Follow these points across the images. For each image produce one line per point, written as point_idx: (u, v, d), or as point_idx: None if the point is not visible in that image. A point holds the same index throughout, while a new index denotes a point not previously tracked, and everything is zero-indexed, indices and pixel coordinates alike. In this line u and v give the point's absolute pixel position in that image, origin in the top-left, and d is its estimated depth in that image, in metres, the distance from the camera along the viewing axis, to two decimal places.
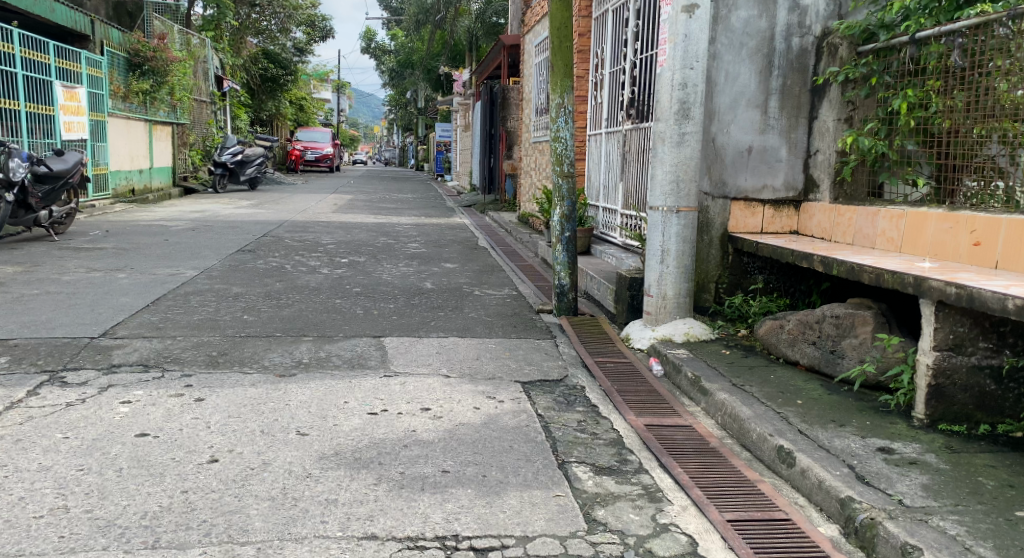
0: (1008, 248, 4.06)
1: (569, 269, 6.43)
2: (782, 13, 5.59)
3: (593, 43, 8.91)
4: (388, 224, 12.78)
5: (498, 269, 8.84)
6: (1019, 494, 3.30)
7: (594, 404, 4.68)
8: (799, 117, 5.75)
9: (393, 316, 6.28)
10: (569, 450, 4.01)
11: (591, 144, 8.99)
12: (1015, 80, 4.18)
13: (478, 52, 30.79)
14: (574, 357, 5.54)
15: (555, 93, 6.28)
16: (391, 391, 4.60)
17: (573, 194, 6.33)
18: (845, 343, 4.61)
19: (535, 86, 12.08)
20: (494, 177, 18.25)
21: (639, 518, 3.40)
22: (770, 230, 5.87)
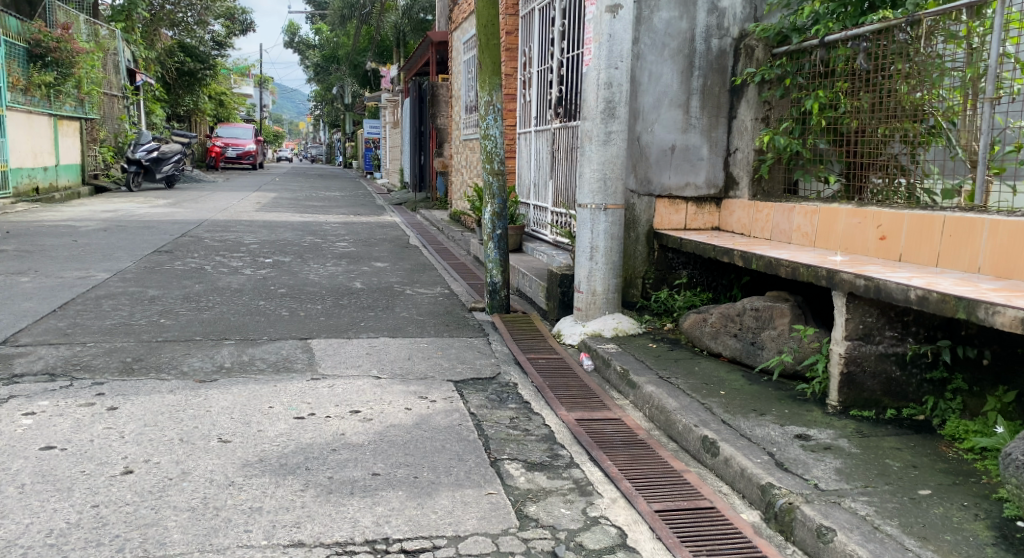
0: (911, 241, 4.27)
1: (500, 267, 6.49)
2: (701, 15, 5.74)
3: (521, 41, 8.97)
4: (315, 222, 12.65)
5: (430, 267, 8.86)
6: (923, 473, 3.50)
7: (526, 401, 4.76)
8: (719, 116, 5.92)
9: (321, 317, 6.25)
10: (502, 447, 4.08)
11: (520, 142, 9.09)
12: (914, 83, 4.40)
13: (405, 48, 30.63)
14: (507, 354, 5.61)
15: (483, 91, 6.32)
16: (318, 394, 4.60)
17: (504, 192, 6.40)
18: (764, 335, 4.80)
19: (464, 84, 12.09)
20: (425, 175, 18.25)
21: (570, 513, 3.49)
22: (693, 227, 6.05)
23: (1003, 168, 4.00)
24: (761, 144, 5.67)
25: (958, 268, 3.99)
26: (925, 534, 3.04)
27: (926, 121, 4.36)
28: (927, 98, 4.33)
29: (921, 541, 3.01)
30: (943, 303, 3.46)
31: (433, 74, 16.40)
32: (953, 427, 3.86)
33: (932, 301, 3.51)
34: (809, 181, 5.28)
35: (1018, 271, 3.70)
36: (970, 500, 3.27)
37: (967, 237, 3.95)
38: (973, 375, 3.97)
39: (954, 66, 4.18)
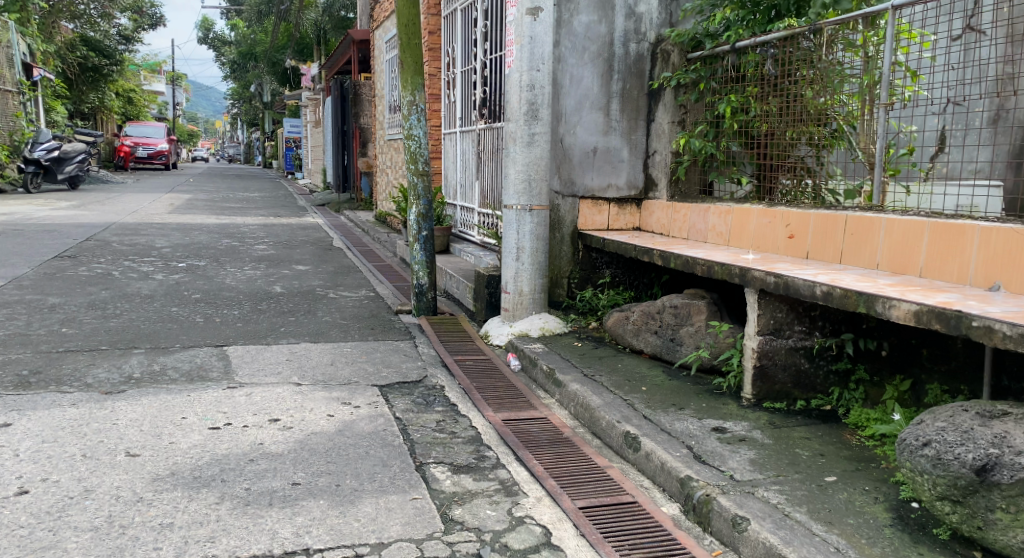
0: (817, 240, 4.46)
1: (426, 269, 6.50)
2: (619, 19, 5.85)
3: (444, 42, 8.97)
4: (232, 224, 12.40)
5: (354, 269, 8.80)
6: (829, 461, 3.68)
7: (453, 403, 4.79)
8: (638, 119, 6.05)
9: (238, 323, 6.16)
10: (427, 451, 4.10)
11: (445, 143, 9.12)
12: (818, 88, 4.59)
13: (326, 46, 30.26)
14: (433, 357, 5.63)
15: (406, 91, 6.31)
16: (235, 403, 4.54)
17: (428, 193, 6.41)
18: (683, 331, 4.94)
19: (387, 84, 12.03)
20: (349, 175, 18.09)
21: (496, 514, 3.54)
22: (615, 227, 6.17)
23: (897, 169, 4.29)
24: (678, 146, 5.84)
25: (860, 264, 4.20)
26: (831, 519, 3.20)
27: (828, 125, 4.56)
28: (829, 103, 4.53)
29: (827, 526, 3.16)
30: (846, 298, 3.63)
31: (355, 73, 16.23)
32: (856, 416, 4.06)
33: (836, 297, 3.68)
34: (723, 182, 5.47)
35: (912, 266, 3.92)
36: (871, 484, 3.45)
37: (867, 236, 4.15)
38: (874, 366, 4.19)
39: (853, 73, 4.41)
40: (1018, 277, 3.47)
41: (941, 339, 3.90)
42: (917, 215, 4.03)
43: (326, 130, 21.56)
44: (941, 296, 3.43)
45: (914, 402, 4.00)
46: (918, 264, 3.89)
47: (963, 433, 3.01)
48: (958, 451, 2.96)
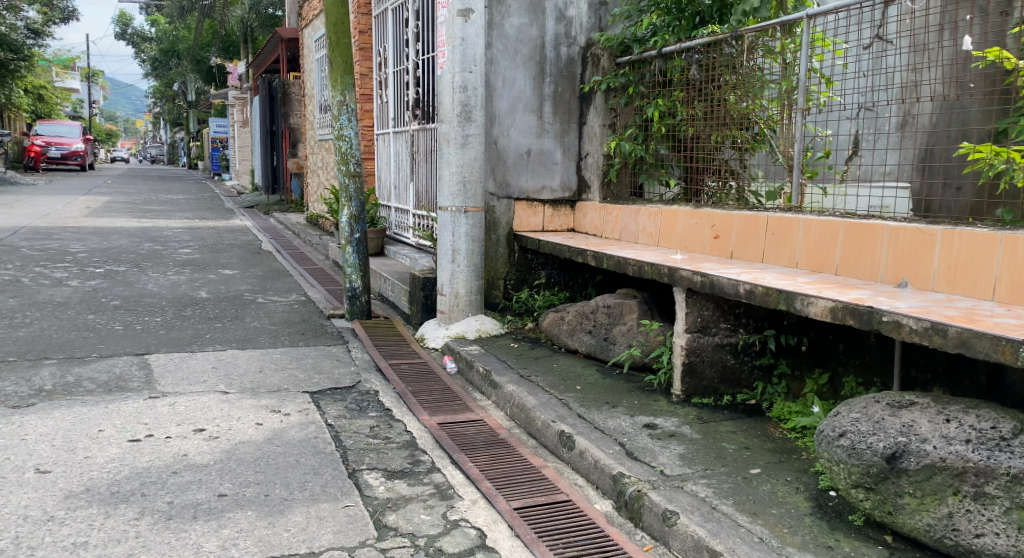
0: (740, 240, 4.60)
1: (359, 272, 6.46)
2: (550, 23, 5.94)
3: (375, 41, 8.92)
4: (154, 228, 12.10)
5: (285, 273, 8.70)
6: (754, 453, 3.81)
7: (387, 408, 4.79)
8: (570, 122, 6.13)
9: (160, 331, 6.03)
10: (361, 457, 4.10)
11: (377, 144, 9.09)
12: (740, 93, 4.76)
13: (254, 44, 29.75)
14: (368, 361, 5.61)
15: (335, 90, 6.29)
16: (157, 414, 4.46)
17: (360, 195, 6.38)
18: (616, 330, 5.04)
19: (317, 83, 11.91)
20: (279, 176, 17.84)
21: (430, 518, 3.56)
22: (550, 229, 6.24)
23: (815, 171, 4.45)
24: (610, 149, 5.97)
25: (780, 263, 4.35)
26: (755, 510, 3.31)
27: (751, 129, 4.72)
28: (751, 108, 4.70)
29: (751, 517, 3.27)
30: (768, 297, 3.76)
31: (285, 72, 16.01)
32: (779, 410, 4.22)
33: (759, 295, 3.81)
34: (653, 184, 5.62)
35: (829, 265, 4.08)
36: (793, 475, 3.59)
37: (786, 235, 4.31)
38: (795, 361, 4.36)
39: (773, 78, 4.57)
40: (924, 274, 3.65)
41: (856, 334, 4.08)
42: (833, 216, 4.20)
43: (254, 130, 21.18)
44: (855, 293, 3.58)
45: (833, 394, 4.17)
46: (834, 262, 4.05)
47: (875, 423, 3.16)
48: (871, 440, 3.10)
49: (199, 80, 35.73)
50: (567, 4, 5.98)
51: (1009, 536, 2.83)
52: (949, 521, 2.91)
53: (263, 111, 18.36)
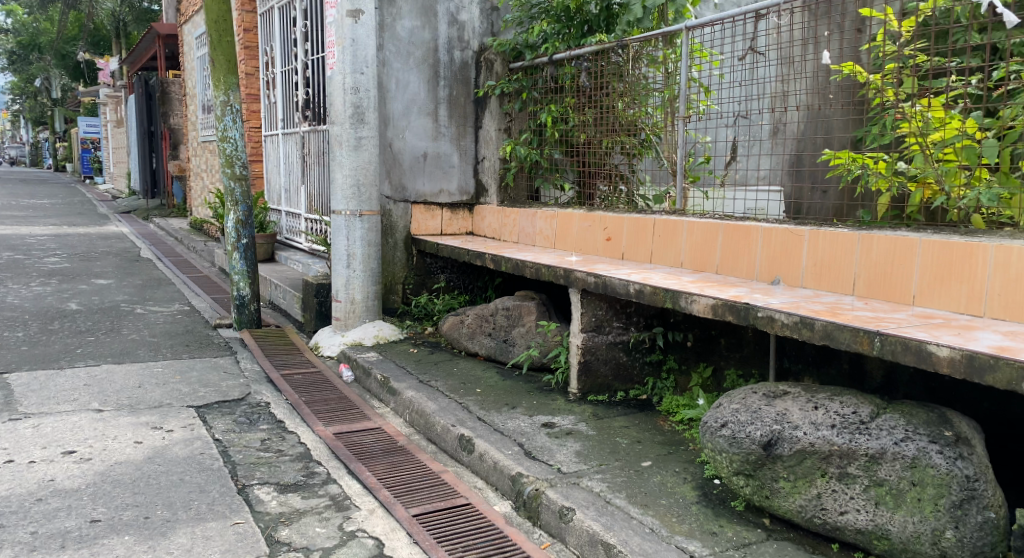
0: (630, 242, 4.77)
1: (248, 279, 6.32)
2: (443, 27, 5.99)
3: (262, 40, 8.75)
4: (16, 236, 11.48)
5: (167, 282, 8.44)
6: (646, 447, 3.98)
7: (280, 420, 4.75)
8: (466, 126, 6.20)
9: (23, 347, 5.77)
10: (251, 472, 4.07)
11: (265, 145, 8.92)
12: (627, 101, 4.94)
13: (130, 40, 28.58)
14: (259, 372, 5.52)
15: (218, 90, 6.15)
16: (21, 437, 4.28)
17: (247, 199, 6.26)
18: (515, 332, 5.15)
19: (198, 81, 11.56)
20: (158, 179, 17.23)
21: (325, 531, 3.56)
22: (449, 232, 6.31)
23: (697, 176, 4.72)
24: (504, 154, 6.14)
25: (667, 263, 4.54)
26: (645, 501, 3.47)
27: (639, 135, 4.92)
28: (638, 115, 4.90)
29: (643, 508, 3.42)
30: (655, 295, 3.94)
31: (162, 70, 15.41)
32: (668, 403, 4.40)
33: (647, 294, 3.98)
34: (548, 188, 5.74)
35: (709, 264, 4.30)
36: (681, 466, 3.79)
37: (671, 237, 4.51)
38: (681, 356, 4.54)
39: (656, 87, 4.77)
40: (794, 272, 3.93)
41: (734, 329, 4.27)
42: (713, 218, 4.42)
43: (129, 129, 20.33)
44: (733, 290, 3.81)
45: (716, 387, 4.35)
46: (714, 262, 4.27)
47: (753, 412, 3.36)
48: (749, 429, 3.30)
49: (69, 76, 33.87)
50: (458, 8, 6.05)
51: (868, 512, 3.04)
52: (818, 501, 3.14)
53: (140, 111, 17.59)
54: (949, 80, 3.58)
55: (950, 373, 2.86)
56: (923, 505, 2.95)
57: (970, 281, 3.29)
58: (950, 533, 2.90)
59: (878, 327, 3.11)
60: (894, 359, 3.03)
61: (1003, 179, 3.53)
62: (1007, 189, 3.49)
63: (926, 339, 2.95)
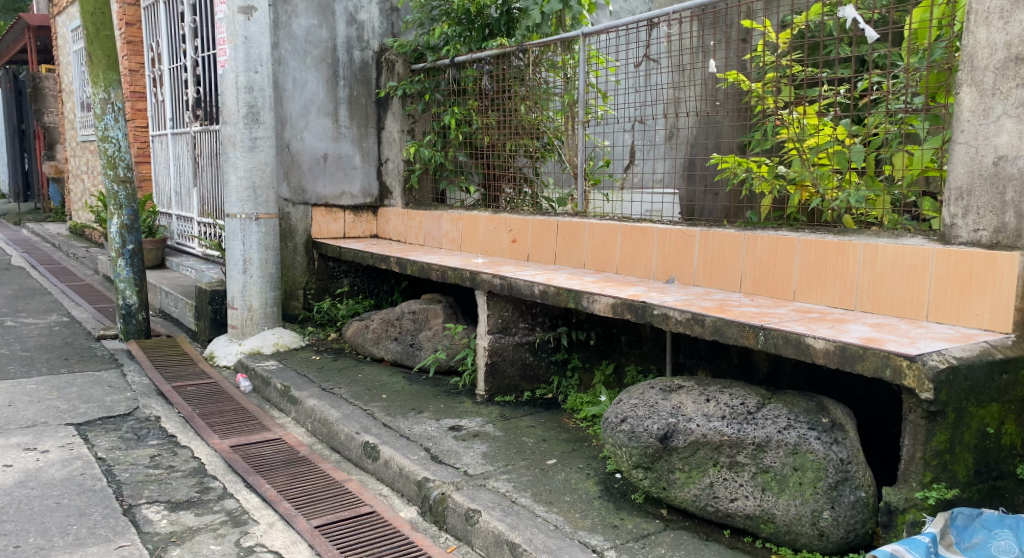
0: (535, 243, 4.84)
1: (134, 287, 6.07)
2: (341, 26, 5.94)
3: (146, 35, 8.34)
4: None
5: (43, 292, 8.01)
6: (551, 445, 4.07)
7: (171, 435, 4.60)
8: (368, 127, 6.17)
9: None
10: (138, 491, 3.94)
11: (152, 145, 8.57)
12: (529, 104, 5.07)
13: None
14: (149, 385, 5.32)
15: (98, 87, 5.89)
16: None
17: (132, 202, 6.02)
18: (421, 336, 5.16)
19: (76, 76, 11.02)
20: (31, 180, 16.32)
21: (220, 548, 3.49)
22: (352, 235, 6.25)
23: (598, 179, 4.79)
24: (408, 156, 6.04)
25: (570, 264, 4.64)
26: (550, 499, 3.55)
27: (541, 138, 5.06)
28: (540, 118, 5.03)
29: (547, 506, 3.50)
30: (559, 295, 4.03)
31: (32, 64, 14.53)
32: (573, 401, 4.49)
33: (550, 294, 4.06)
34: (454, 191, 5.80)
35: (610, 265, 4.43)
36: (584, 462, 3.90)
37: (573, 239, 4.60)
38: (585, 354, 4.64)
39: (556, 91, 4.89)
40: (687, 270, 4.09)
41: (634, 326, 4.37)
42: (612, 219, 4.53)
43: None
44: (631, 290, 3.94)
45: (618, 382, 4.45)
46: (614, 262, 4.40)
47: (651, 407, 3.50)
48: (647, 423, 3.43)
49: None
50: (357, 7, 6.01)
51: (756, 498, 3.20)
52: (710, 489, 3.29)
53: (8, 108, 16.53)
54: (822, 89, 3.80)
55: (825, 363, 3.06)
56: (804, 488, 3.12)
57: (842, 277, 3.53)
58: (827, 514, 3.06)
59: (762, 322, 3.29)
60: (777, 352, 3.21)
61: (868, 182, 3.77)
62: (872, 191, 3.72)
63: (803, 332, 3.14)
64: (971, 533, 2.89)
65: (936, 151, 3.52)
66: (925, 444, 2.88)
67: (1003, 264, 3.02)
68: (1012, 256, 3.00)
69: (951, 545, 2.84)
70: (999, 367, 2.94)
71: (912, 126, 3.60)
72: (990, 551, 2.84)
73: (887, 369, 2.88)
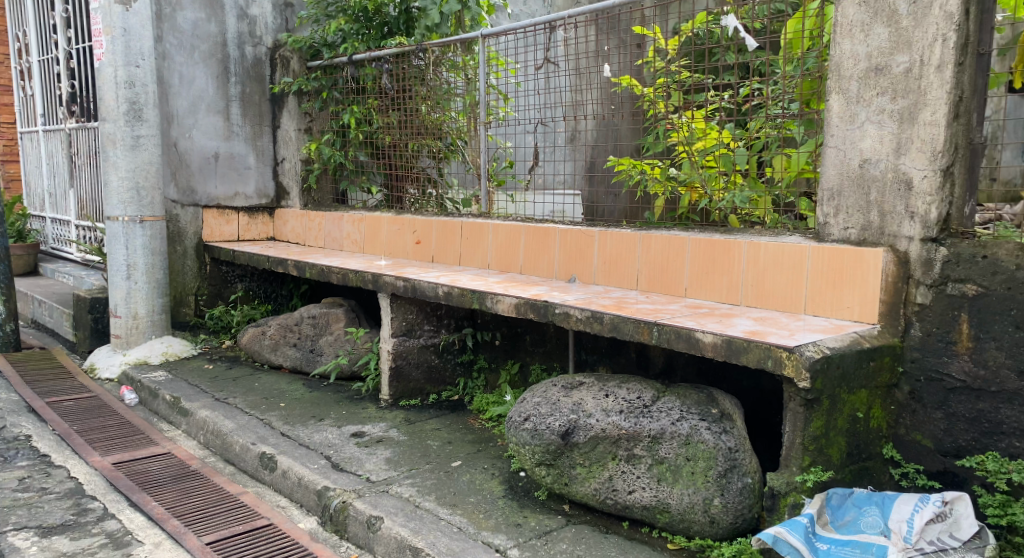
0: (439, 245, 4.82)
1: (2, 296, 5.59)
2: (231, 20, 5.73)
3: (11, 23, 7.73)
4: None
5: None
6: (456, 447, 4.05)
7: (44, 454, 4.28)
8: (263, 125, 6.00)
9: None
10: (6, 517, 3.65)
11: (19, 143, 7.95)
12: (431, 104, 5.07)
13: None
14: (17, 402, 4.92)
15: None
16: None
17: None
18: (322, 341, 5.03)
19: None
20: None
21: None
22: (246, 238, 6.03)
23: (503, 180, 4.87)
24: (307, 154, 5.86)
25: (475, 265, 4.66)
26: (454, 501, 3.54)
27: (444, 139, 5.07)
28: (442, 119, 5.04)
29: (451, 508, 3.49)
30: (464, 297, 4.03)
31: None
32: (478, 402, 4.51)
33: (455, 295, 4.06)
34: (355, 192, 5.71)
35: (513, 265, 4.47)
36: (489, 462, 3.92)
37: (477, 239, 4.62)
38: (490, 355, 4.66)
39: (458, 92, 4.92)
40: (587, 270, 4.19)
41: (537, 326, 4.43)
42: (515, 220, 4.58)
43: None
44: (534, 290, 3.98)
45: (522, 381, 4.50)
46: (518, 262, 4.45)
47: (553, 404, 3.58)
48: (549, 420, 3.52)
49: None
50: (248, 2, 5.81)
51: (652, 488, 3.29)
52: (610, 482, 3.38)
53: None
54: (708, 95, 3.98)
55: (713, 356, 3.20)
56: (696, 477, 3.22)
57: (728, 273, 3.70)
58: (717, 501, 3.17)
59: (656, 318, 3.41)
60: (670, 346, 3.34)
61: (752, 184, 3.97)
62: (754, 192, 3.93)
63: (694, 327, 3.28)
64: (844, 512, 3.06)
65: (811, 154, 3.71)
66: (803, 430, 3.04)
67: (870, 260, 3.27)
68: (876, 252, 3.25)
69: (826, 523, 3.01)
70: (867, 355, 3.14)
71: (790, 130, 3.80)
72: (859, 527, 3.01)
73: (768, 360, 3.05)
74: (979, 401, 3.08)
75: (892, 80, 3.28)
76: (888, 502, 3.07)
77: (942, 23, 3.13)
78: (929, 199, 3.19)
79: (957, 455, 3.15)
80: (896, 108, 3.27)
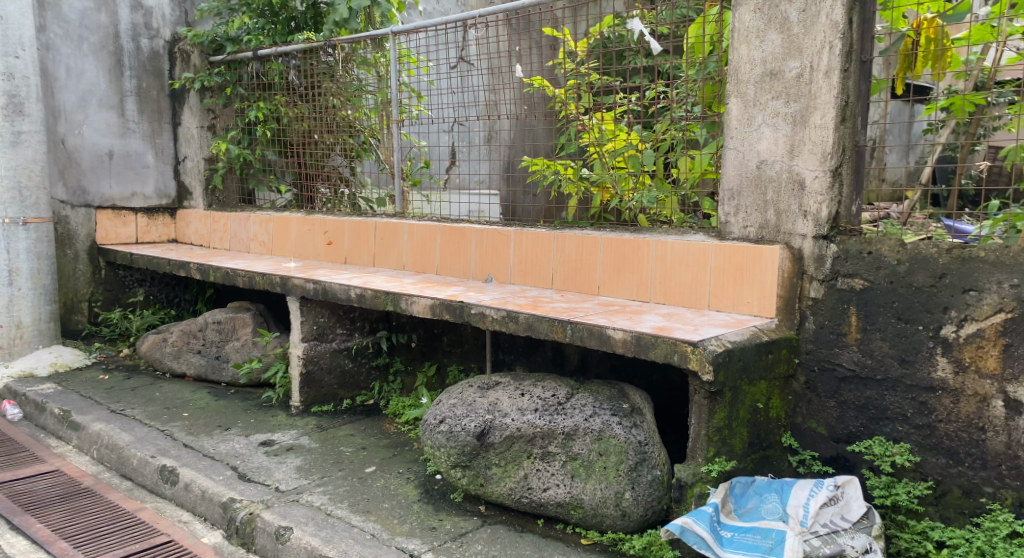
0: (352, 245, 4.72)
1: None
2: (124, 11, 5.41)
3: None
4: None
5: None
6: (370, 452, 3.96)
7: None
8: (162, 121, 5.70)
9: None
10: None
11: None
12: (342, 101, 4.97)
13: None
14: None
15: None
16: None
17: None
18: (227, 347, 4.81)
19: None
20: None
21: None
22: (146, 240, 5.78)
23: (418, 180, 4.87)
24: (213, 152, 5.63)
25: (389, 266, 4.58)
26: (368, 508, 3.46)
27: (358, 137, 4.99)
28: (355, 116, 4.93)
29: (365, 515, 3.41)
30: (377, 297, 3.96)
31: None
32: (394, 406, 4.43)
33: (368, 297, 3.98)
34: (263, 191, 5.60)
35: (429, 266, 4.43)
36: (404, 466, 3.85)
37: (391, 240, 4.55)
38: (407, 357, 4.60)
39: (369, 89, 4.82)
40: (504, 270, 4.18)
41: (455, 326, 4.39)
42: (431, 220, 4.54)
43: None
44: (449, 290, 3.95)
45: (439, 383, 4.44)
46: (434, 263, 4.41)
47: (468, 406, 3.56)
48: (464, 422, 3.49)
49: None
50: None
51: (566, 485, 3.31)
52: (524, 481, 3.37)
53: None
54: (616, 97, 4.01)
55: (624, 352, 3.25)
56: (608, 472, 3.26)
57: (638, 272, 3.77)
58: (628, 494, 3.22)
59: (569, 316, 3.44)
60: (582, 344, 3.37)
61: (659, 184, 4.02)
62: (661, 192, 3.98)
63: (604, 324, 3.32)
64: (746, 499, 3.15)
65: (713, 155, 3.83)
66: (707, 421, 3.13)
67: (768, 256, 3.38)
68: (774, 249, 3.37)
69: (730, 511, 3.10)
70: (766, 347, 3.27)
71: (693, 132, 3.88)
72: (761, 514, 3.09)
73: (674, 355, 3.12)
74: (866, 389, 3.24)
75: (785, 84, 3.42)
76: (786, 488, 3.16)
77: (829, 31, 3.28)
78: (820, 199, 3.33)
79: (847, 441, 3.31)
80: (790, 111, 3.41)
